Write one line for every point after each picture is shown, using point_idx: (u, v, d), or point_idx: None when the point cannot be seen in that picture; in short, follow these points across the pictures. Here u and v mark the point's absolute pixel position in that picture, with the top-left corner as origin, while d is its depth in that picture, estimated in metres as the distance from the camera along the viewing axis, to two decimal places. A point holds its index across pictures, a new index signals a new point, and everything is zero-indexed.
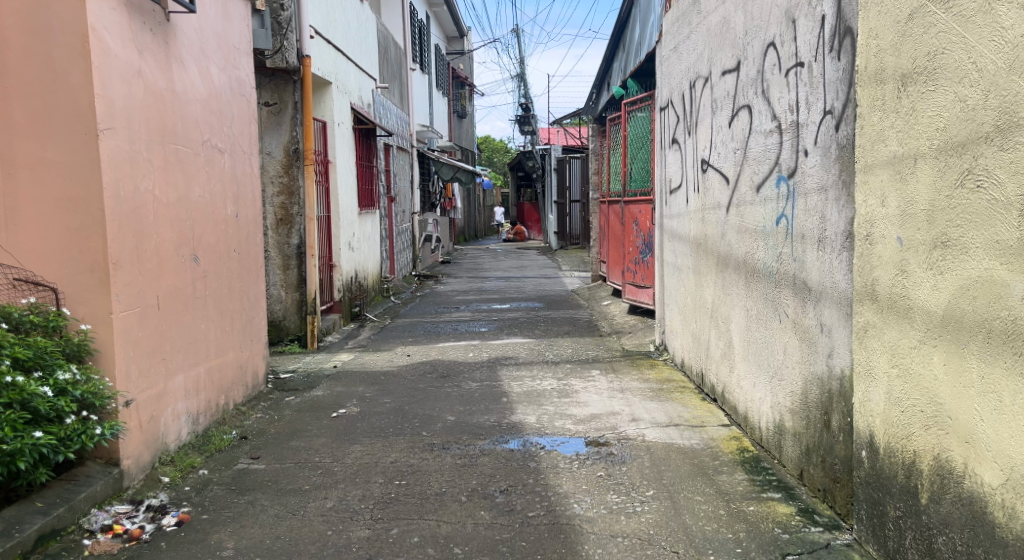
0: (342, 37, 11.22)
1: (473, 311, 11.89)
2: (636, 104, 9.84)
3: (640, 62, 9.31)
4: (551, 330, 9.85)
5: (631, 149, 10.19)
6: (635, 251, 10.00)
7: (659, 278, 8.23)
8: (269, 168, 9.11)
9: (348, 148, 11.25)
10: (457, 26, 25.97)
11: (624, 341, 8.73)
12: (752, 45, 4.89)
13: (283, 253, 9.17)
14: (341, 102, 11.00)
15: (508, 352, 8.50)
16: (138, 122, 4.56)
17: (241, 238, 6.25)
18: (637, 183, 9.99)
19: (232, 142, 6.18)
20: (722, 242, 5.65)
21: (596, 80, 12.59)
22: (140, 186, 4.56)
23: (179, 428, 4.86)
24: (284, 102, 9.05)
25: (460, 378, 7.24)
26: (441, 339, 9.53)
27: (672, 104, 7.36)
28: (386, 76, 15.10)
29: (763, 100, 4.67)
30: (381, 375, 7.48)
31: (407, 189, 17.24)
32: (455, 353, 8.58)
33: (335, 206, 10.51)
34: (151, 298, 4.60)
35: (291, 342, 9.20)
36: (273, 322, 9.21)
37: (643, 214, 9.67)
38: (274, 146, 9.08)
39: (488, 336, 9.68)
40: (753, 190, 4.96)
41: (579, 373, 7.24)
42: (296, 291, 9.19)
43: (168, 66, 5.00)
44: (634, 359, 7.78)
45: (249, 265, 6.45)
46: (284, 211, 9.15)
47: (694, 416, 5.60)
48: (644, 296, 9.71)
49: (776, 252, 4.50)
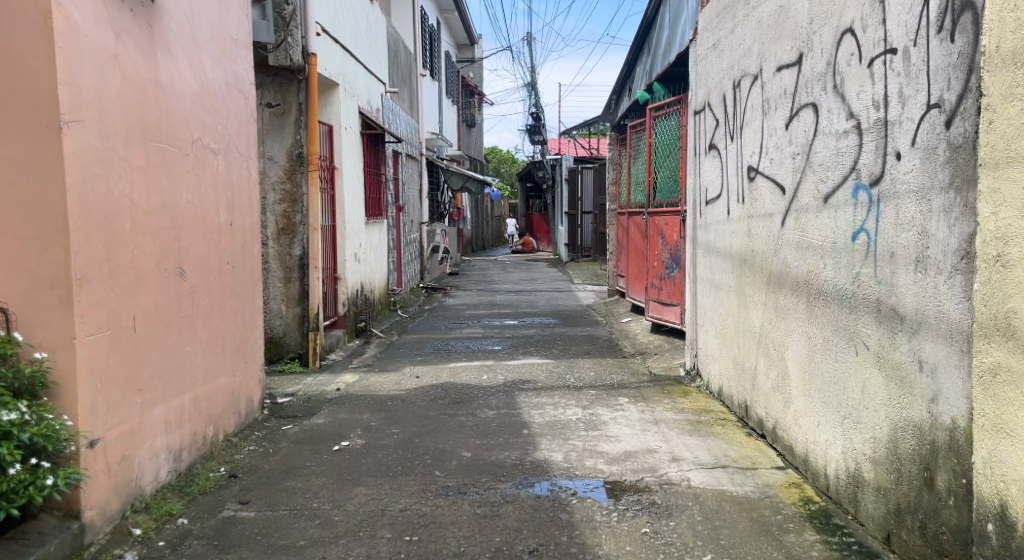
0: (351, 38, 10.65)
1: (485, 328, 11.27)
2: (664, 109, 9.25)
3: (668, 65, 8.70)
4: (570, 350, 9.22)
5: (657, 157, 9.57)
6: (661, 266, 9.38)
7: (690, 296, 7.59)
8: (270, 174, 8.52)
9: (355, 155, 10.65)
10: (468, 33, 25.44)
11: (650, 363, 8.09)
12: (820, 34, 4.28)
13: (284, 264, 8.59)
14: (349, 106, 10.42)
15: (526, 374, 7.87)
16: (114, 115, 3.96)
17: (235, 249, 5.63)
18: (663, 193, 9.36)
19: (228, 142, 5.58)
20: (776, 259, 5.02)
21: (617, 86, 12.03)
22: (115, 189, 3.94)
23: (159, 467, 4.24)
24: (288, 103, 8.47)
25: (474, 404, 6.60)
26: (452, 359, 8.90)
27: (710, 107, 6.75)
28: (395, 81, 14.53)
29: (836, 96, 4.05)
30: (388, 400, 6.85)
31: (415, 198, 16.64)
32: (468, 375, 7.94)
33: (341, 214, 9.89)
34: (127, 318, 3.98)
35: (291, 360, 8.58)
36: (273, 339, 8.60)
37: (670, 226, 9.05)
38: (277, 151, 8.50)
39: (503, 356, 9.04)
40: (819, 199, 4.33)
41: (605, 400, 6.59)
42: (298, 306, 8.59)
43: (154, 54, 4.40)
44: (663, 385, 7.15)
45: (245, 281, 5.83)
46: (286, 220, 8.55)
47: (742, 455, 4.98)
48: (670, 314, 9.07)
49: (852, 273, 3.87)
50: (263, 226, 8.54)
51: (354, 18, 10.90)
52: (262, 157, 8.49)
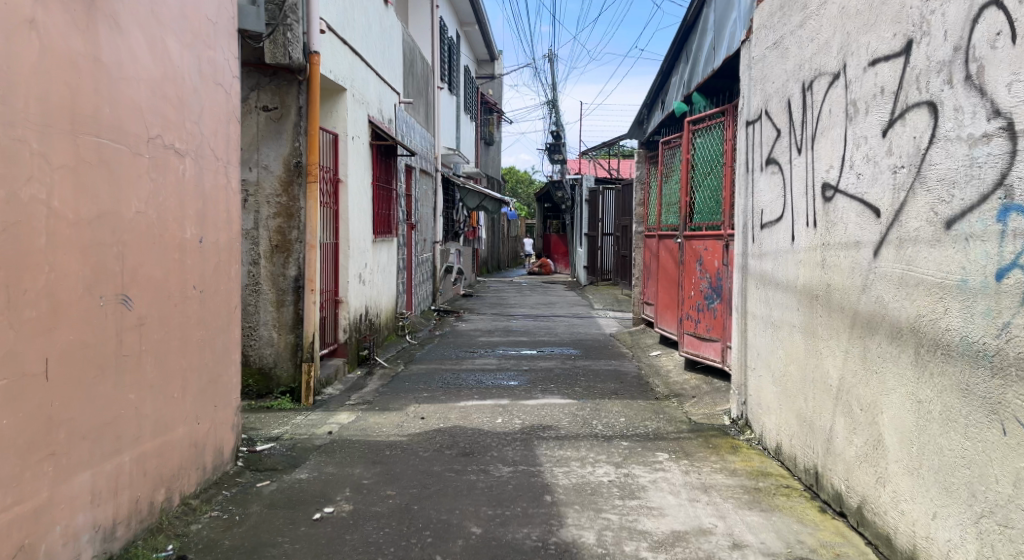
0: (361, 40, 9.75)
1: (500, 358, 10.30)
2: (704, 122, 8.29)
3: (712, 72, 7.73)
4: (595, 388, 8.26)
5: (695, 175, 8.60)
6: (697, 296, 8.40)
7: (737, 333, 6.61)
8: (265, 185, 7.60)
9: (363, 167, 9.74)
10: (488, 49, 24.62)
11: (688, 409, 7.12)
12: (944, 13, 3.35)
13: (277, 286, 7.64)
14: (358, 114, 9.52)
15: (546, 418, 6.92)
16: (26, 96, 3.15)
17: (204, 272, 4.68)
18: (703, 215, 8.38)
19: (202, 143, 4.66)
20: (865, 298, 4.05)
21: (648, 98, 11.09)
22: (22, 192, 3.14)
23: (78, 553, 3.40)
24: (287, 107, 7.55)
25: (486, 457, 5.63)
26: (463, 396, 7.95)
27: (769, 115, 5.77)
28: (410, 91, 13.63)
29: (976, 91, 3.15)
30: (387, 449, 5.90)
31: (429, 216, 15.73)
32: (480, 417, 6.98)
33: (344, 231, 8.97)
34: (34, 361, 3.17)
35: (282, 396, 7.61)
36: (262, 370, 7.65)
37: (709, 252, 8.07)
38: (272, 159, 7.58)
39: (520, 393, 8.08)
40: (936, 226, 3.38)
41: (642, 457, 5.66)
42: (291, 333, 7.64)
43: (97, 26, 3.53)
44: (707, 438, 6.19)
45: (219, 309, 4.91)
46: (281, 236, 7.61)
47: (821, 544, 4.03)
48: (708, 350, 8.08)
49: (998, 324, 3.05)
50: (255, 243, 7.61)
51: (366, 18, 10.01)
52: (255, 166, 7.59)
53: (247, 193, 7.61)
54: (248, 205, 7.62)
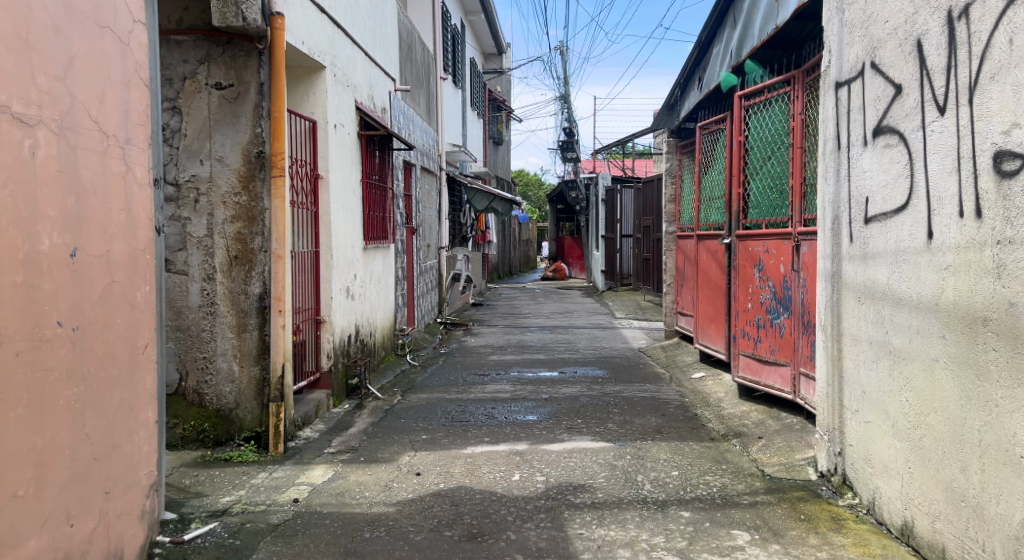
0: (345, 12, 8.24)
1: (515, 383, 8.78)
2: (763, 94, 6.73)
3: (775, 28, 6.17)
4: (633, 424, 6.76)
5: (752, 160, 7.03)
6: (756, 310, 6.87)
7: (827, 362, 5.07)
8: (219, 181, 6.05)
9: (350, 161, 8.22)
10: (496, 40, 23.07)
11: (759, 458, 5.61)
12: None
13: (237, 307, 6.09)
14: (342, 98, 8.02)
15: (576, 472, 5.44)
16: None
17: (84, 302, 3.23)
18: (762, 209, 6.85)
19: (73, 109, 3.20)
20: None
21: (682, 76, 9.59)
22: None
23: None
24: (244, 84, 6.00)
25: (499, 544, 4.16)
26: (471, 437, 6.47)
27: (878, 67, 4.23)
28: (408, 77, 12.09)
29: None
30: (368, 529, 4.44)
31: (432, 220, 14.23)
32: (491, 472, 5.49)
33: (326, 238, 7.47)
34: None
35: (244, 444, 6.10)
36: (220, 412, 6.12)
37: (774, 256, 6.53)
38: (227, 149, 6.04)
39: (539, 432, 6.59)
40: None
41: (713, 540, 4.19)
42: (256, 366, 6.12)
43: None
44: (795, 505, 4.68)
45: (114, 350, 3.40)
46: (241, 245, 6.07)
47: None
48: (774, 377, 6.55)
49: None
50: (209, 253, 6.07)
51: None
52: (206, 158, 6.03)
53: (198, 192, 6.05)
54: (200, 206, 6.06)
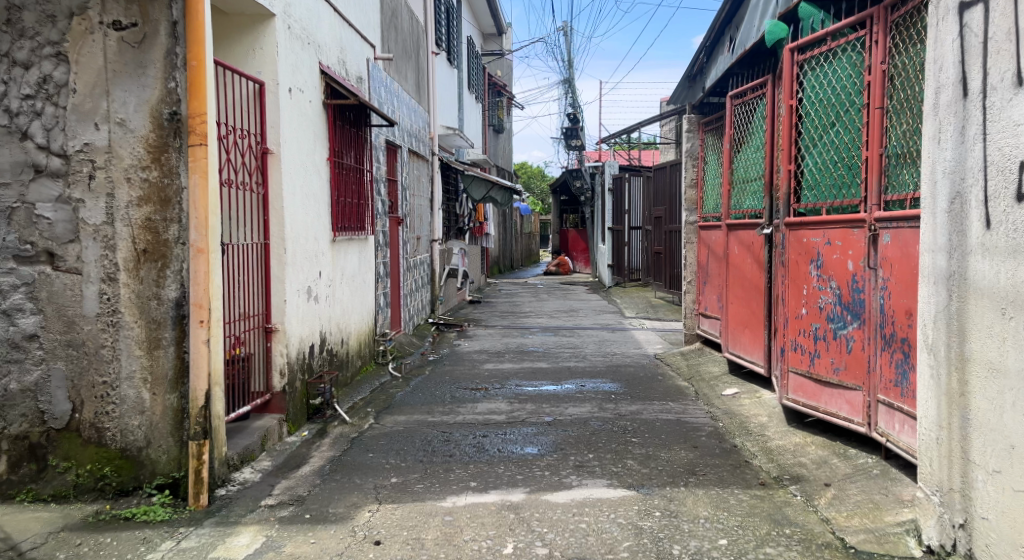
0: None
1: (511, 400, 7.37)
2: (824, 44, 5.30)
3: None
4: (659, 460, 5.35)
5: (805, 130, 5.60)
6: (813, 318, 5.43)
7: (933, 397, 3.65)
8: (121, 151, 4.61)
9: (311, 136, 6.81)
10: (496, 21, 21.64)
11: (835, 518, 4.20)
12: None
13: (144, 316, 4.65)
14: (301, 57, 6.57)
15: (589, 541, 4.08)
16: None
17: None
18: (821, 191, 5.42)
19: None
20: None
21: (710, 37, 8.16)
22: None
23: None
24: (153, 23, 4.58)
25: None
26: (453, 480, 5.06)
27: None
28: (393, 46, 10.65)
29: None
30: None
31: (424, 208, 12.77)
32: (471, 539, 4.13)
33: (277, 227, 6.05)
34: None
35: (156, 494, 4.69)
36: (125, 454, 4.68)
37: (840, 250, 5.10)
38: (131, 110, 4.61)
39: (539, 471, 5.20)
40: None
41: None
42: (172, 393, 4.69)
43: None
44: None
45: None
46: (150, 235, 4.64)
47: None
48: (840, 405, 5.12)
49: None
50: (106, 247, 4.62)
51: None
52: (103, 121, 4.60)
53: (93, 165, 4.60)
54: (95, 185, 4.61)
